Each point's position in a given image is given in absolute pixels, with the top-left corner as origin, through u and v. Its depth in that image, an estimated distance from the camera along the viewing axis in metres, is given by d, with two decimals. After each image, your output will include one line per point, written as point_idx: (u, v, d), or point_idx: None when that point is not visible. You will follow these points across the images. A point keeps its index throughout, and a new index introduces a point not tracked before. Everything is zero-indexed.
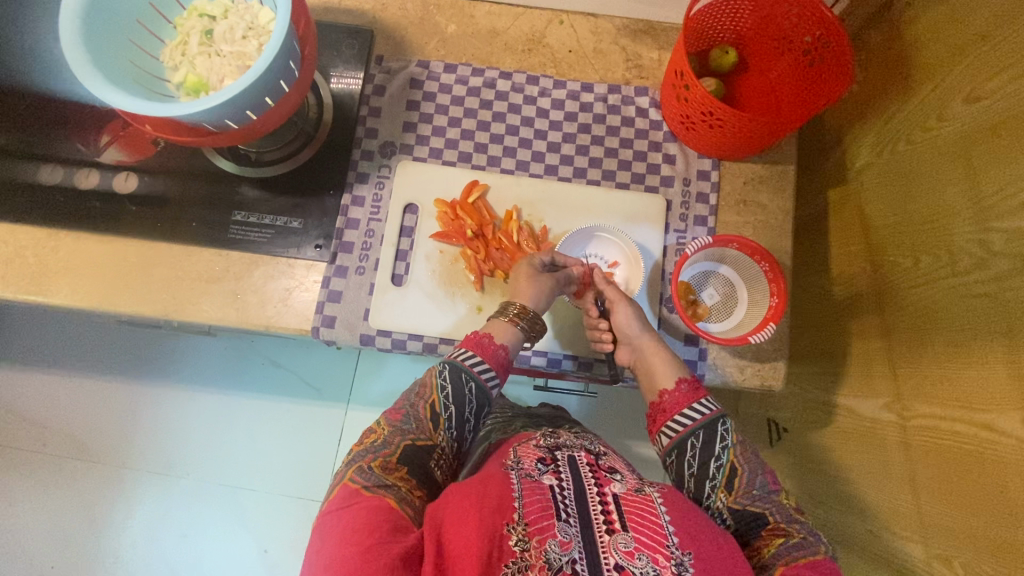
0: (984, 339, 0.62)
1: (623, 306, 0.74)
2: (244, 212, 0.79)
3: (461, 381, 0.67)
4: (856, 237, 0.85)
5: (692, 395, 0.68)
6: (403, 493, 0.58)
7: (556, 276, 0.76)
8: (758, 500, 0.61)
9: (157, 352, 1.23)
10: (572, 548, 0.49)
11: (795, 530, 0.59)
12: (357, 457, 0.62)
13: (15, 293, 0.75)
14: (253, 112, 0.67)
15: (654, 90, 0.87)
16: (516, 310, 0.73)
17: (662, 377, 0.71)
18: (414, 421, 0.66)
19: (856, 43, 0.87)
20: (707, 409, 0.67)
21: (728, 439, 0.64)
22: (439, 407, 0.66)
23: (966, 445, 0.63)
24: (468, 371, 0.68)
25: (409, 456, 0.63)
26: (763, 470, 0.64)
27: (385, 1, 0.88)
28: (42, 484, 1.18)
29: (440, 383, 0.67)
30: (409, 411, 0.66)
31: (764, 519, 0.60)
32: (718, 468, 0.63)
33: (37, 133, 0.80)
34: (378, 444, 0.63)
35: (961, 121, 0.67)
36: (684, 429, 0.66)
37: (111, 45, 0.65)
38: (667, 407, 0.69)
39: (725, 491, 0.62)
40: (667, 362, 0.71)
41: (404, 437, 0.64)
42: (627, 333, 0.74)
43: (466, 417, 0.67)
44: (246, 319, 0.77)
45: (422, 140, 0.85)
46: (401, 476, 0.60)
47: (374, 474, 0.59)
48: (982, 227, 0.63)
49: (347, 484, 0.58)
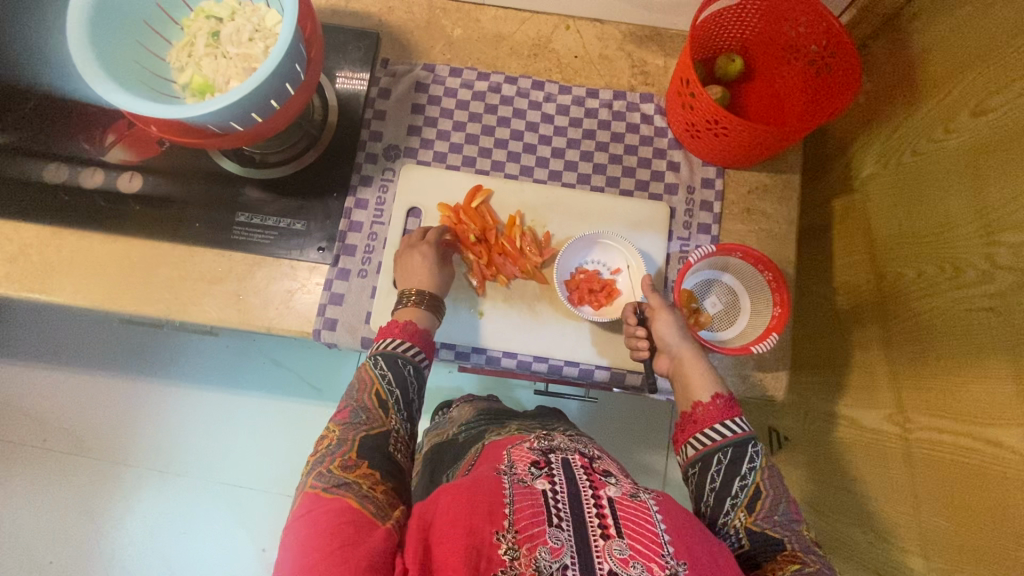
0: (988, 354, 0.61)
1: (670, 314, 0.74)
2: (248, 213, 0.80)
3: (399, 367, 0.69)
4: (860, 247, 0.85)
5: (726, 412, 0.68)
6: (365, 492, 0.58)
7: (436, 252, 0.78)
8: (778, 525, 0.60)
9: (159, 349, 1.24)
10: (563, 555, 0.49)
11: (810, 559, 0.57)
12: (315, 463, 0.61)
13: (18, 290, 0.76)
14: (259, 115, 0.67)
15: (660, 97, 0.86)
16: (411, 295, 0.74)
17: (698, 389, 0.70)
18: (363, 414, 0.66)
19: (863, 52, 0.86)
20: (739, 428, 0.66)
21: (757, 461, 0.64)
22: (384, 393, 0.68)
23: (969, 460, 0.63)
24: (402, 356, 0.70)
25: (366, 447, 0.63)
26: (788, 498, 0.63)
27: (391, 4, 0.89)
28: (41, 478, 1.18)
29: (378, 372, 0.69)
30: (355, 406, 0.66)
31: (779, 545, 0.59)
32: (742, 487, 0.63)
33: (43, 131, 0.80)
34: (334, 445, 0.63)
35: (967, 133, 0.67)
36: (712, 444, 0.66)
37: (119, 47, 0.65)
38: (698, 418, 0.69)
39: (745, 511, 0.62)
40: (704, 375, 0.71)
41: (357, 430, 0.64)
42: (668, 341, 0.73)
43: (410, 398, 0.69)
44: (248, 319, 0.77)
45: (426, 143, 0.85)
46: (363, 472, 0.60)
47: (334, 475, 0.59)
48: (987, 241, 0.63)
49: (309, 490, 0.58)
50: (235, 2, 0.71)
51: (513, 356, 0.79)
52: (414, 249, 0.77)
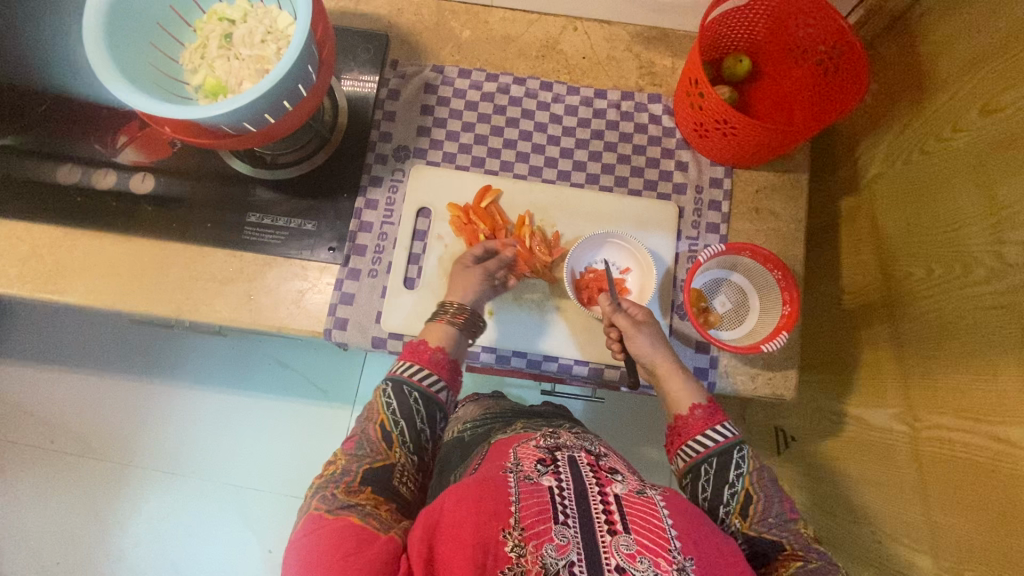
0: (998, 352, 0.61)
1: (639, 330, 0.73)
2: (259, 214, 0.80)
3: (405, 394, 0.67)
4: (868, 246, 0.85)
5: (708, 421, 0.68)
6: (369, 511, 0.58)
7: (488, 266, 0.77)
8: (774, 528, 0.61)
9: (168, 350, 1.24)
10: (569, 551, 0.49)
11: (813, 557, 0.58)
12: (319, 487, 0.61)
13: (31, 291, 0.76)
14: (271, 116, 0.67)
15: (667, 97, 0.87)
16: (450, 309, 0.74)
17: (678, 400, 0.70)
18: (366, 446, 0.65)
19: (870, 53, 0.87)
20: (724, 436, 0.66)
21: (743, 466, 0.64)
22: (389, 424, 0.66)
23: (979, 457, 0.63)
24: (409, 382, 0.68)
25: (371, 477, 0.62)
26: (780, 497, 0.63)
27: (400, 6, 0.89)
28: (49, 480, 1.18)
29: (386, 401, 0.67)
30: (360, 436, 0.66)
31: (779, 545, 0.60)
32: (732, 494, 0.62)
33: (55, 133, 0.81)
34: (337, 473, 0.62)
35: (977, 131, 0.67)
36: (698, 455, 0.66)
37: (133, 49, 0.66)
38: (682, 430, 0.68)
39: (740, 516, 0.62)
40: (682, 385, 0.71)
41: (361, 461, 0.63)
42: (640, 355, 0.73)
43: (418, 427, 0.67)
44: (259, 319, 0.77)
45: (435, 144, 0.85)
46: (367, 496, 0.60)
47: (338, 497, 0.59)
48: (996, 238, 0.63)
49: (313, 512, 0.58)
50: (247, 4, 0.72)
51: (523, 355, 0.79)
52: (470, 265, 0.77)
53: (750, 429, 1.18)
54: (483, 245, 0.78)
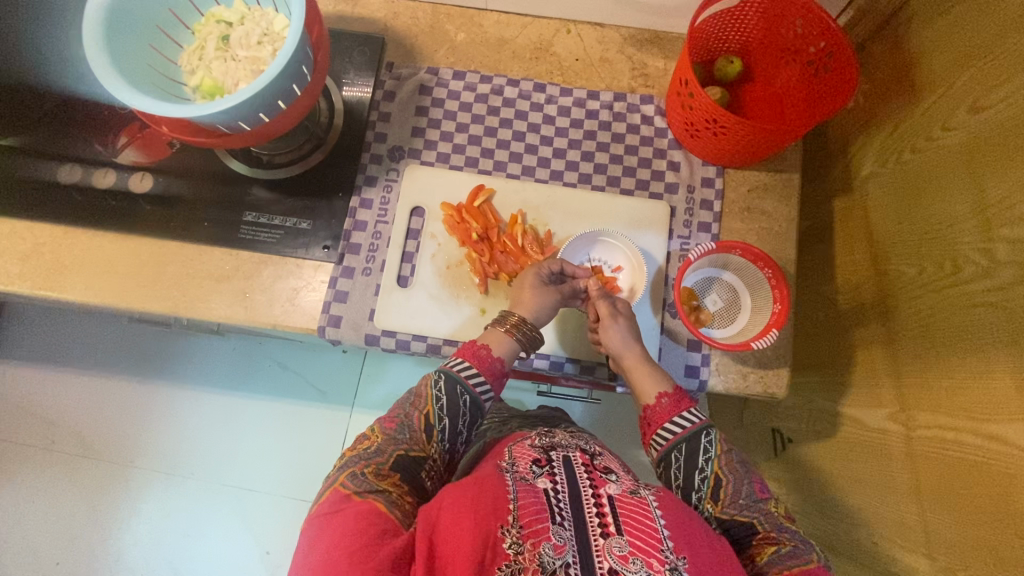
0: (990, 350, 0.61)
1: (615, 321, 0.74)
2: (255, 213, 0.81)
3: (455, 394, 0.68)
4: (862, 244, 0.85)
5: (674, 408, 0.69)
6: (394, 499, 0.59)
7: (562, 289, 0.77)
8: (744, 509, 0.63)
9: (168, 351, 1.25)
10: (565, 552, 0.49)
11: (786, 538, 0.61)
12: (349, 462, 0.63)
13: (31, 288, 0.77)
14: (265, 115, 0.68)
15: (660, 98, 0.88)
16: (512, 321, 0.73)
17: (644, 391, 0.71)
18: (408, 431, 0.67)
19: (862, 54, 0.87)
20: (690, 422, 0.68)
21: (711, 451, 0.66)
22: (433, 418, 0.67)
23: (972, 455, 0.62)
24: (463, 383, 0.69)
25: (401, 465, 0.64)
26: (750, 478, 0.65)
27: (396, 10, 0.91)
28: (50, 480, 1.19)
29: (435, 394, 0.68)
30: (403, 420, 0.68)
31: (753, 527, 0.62)
32: (702, 480, 0.65)
33: (58, 135, 0.83)
34: (371, 451, 0.64)
35: (964, 130, 0.68)
36: (668, 443, 0.68)
37: (131, 50, 0.68)
38: (652, 419, 0.70)
39: (712, 501, 0.64)
40: (651, 374, 0.72)
41: (398, 446, 0.65)
42: (612, 349, 0.73)
43: (458, 429, 0.68)
44: (253, 316, 0.78)
45: (430, 145, 0.86)
46: (393, 483, 0.62)
47: (367, 480, 0.60)
48: (985, 236, 0.63)
49: (339, 489, 0.59)
50: (245, 7, 0.73)
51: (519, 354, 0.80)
52: (538, 285, 0.76)
53: (746, 433, 1.17)
54: (561, 263, 0.78)
